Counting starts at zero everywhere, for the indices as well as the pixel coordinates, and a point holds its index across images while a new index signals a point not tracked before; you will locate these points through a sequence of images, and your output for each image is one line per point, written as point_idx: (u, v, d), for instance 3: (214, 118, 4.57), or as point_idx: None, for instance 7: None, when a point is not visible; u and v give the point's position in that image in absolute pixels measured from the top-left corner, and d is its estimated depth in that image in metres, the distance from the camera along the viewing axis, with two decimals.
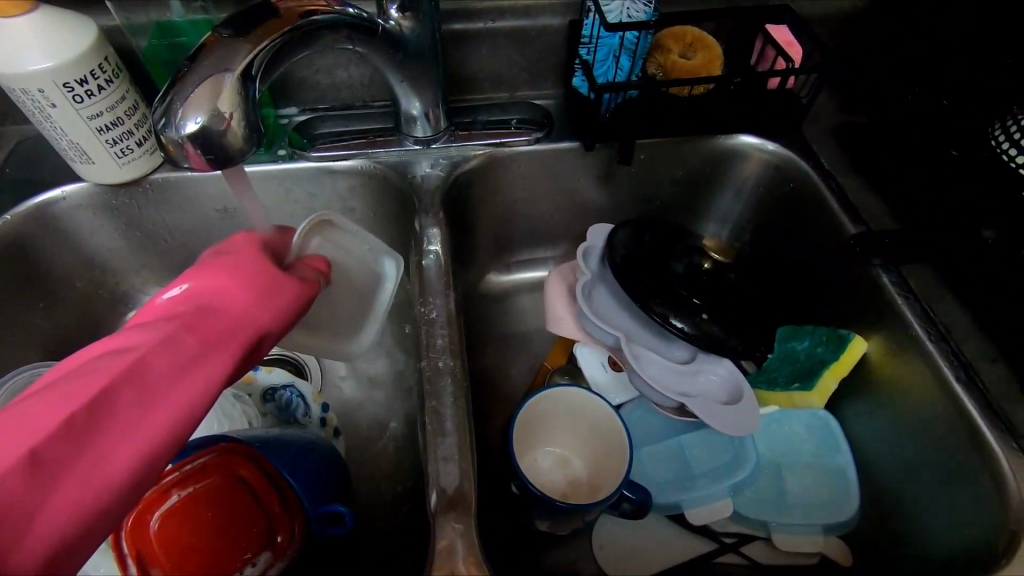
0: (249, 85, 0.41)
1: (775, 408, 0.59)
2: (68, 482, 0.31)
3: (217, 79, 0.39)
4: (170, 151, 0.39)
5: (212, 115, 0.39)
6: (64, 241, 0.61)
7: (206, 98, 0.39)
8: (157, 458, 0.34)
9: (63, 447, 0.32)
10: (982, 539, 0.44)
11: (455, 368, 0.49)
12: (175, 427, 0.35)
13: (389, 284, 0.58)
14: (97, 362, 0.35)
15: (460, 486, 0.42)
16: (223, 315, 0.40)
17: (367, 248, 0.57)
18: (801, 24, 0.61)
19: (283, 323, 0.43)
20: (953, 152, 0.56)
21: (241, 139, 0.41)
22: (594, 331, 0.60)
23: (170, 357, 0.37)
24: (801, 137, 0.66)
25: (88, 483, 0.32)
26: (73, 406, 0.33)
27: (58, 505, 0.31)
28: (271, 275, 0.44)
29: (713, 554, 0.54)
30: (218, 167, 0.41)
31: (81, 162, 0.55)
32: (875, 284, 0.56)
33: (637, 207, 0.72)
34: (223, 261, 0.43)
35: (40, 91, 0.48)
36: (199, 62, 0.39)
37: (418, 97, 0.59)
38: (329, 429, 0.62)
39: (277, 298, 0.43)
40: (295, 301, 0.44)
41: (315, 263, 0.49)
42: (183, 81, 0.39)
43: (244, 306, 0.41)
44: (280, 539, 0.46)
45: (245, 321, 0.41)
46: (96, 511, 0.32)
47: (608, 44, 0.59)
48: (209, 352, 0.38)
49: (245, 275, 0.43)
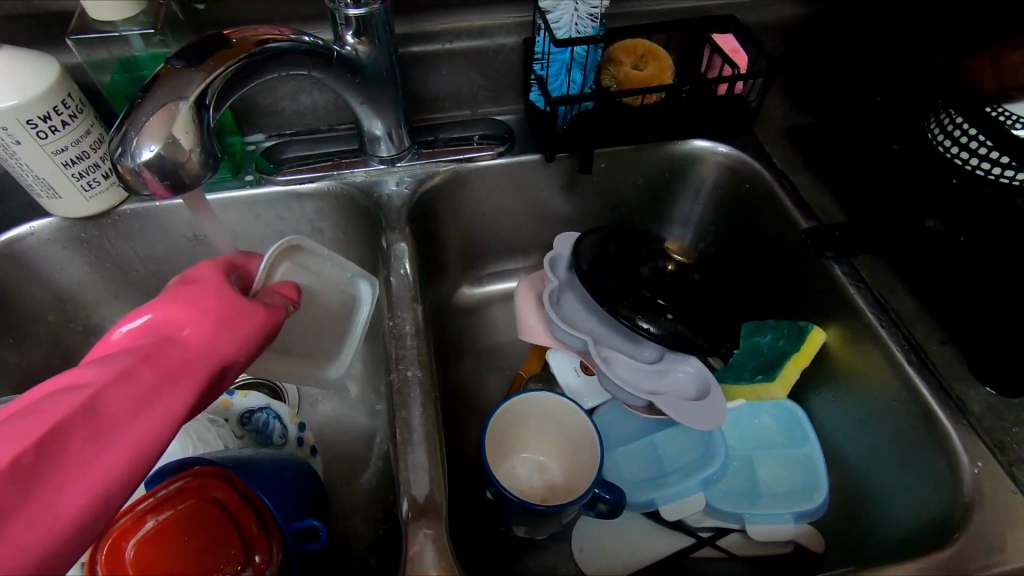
0: (204, 113, 0.42)
1: (742, 402, 0.60)
2: (18, 523, 0.32)
3: (172, 107, 0.40)
4: (127, 179, 0.40)
5: (166, 142, 0.40)
6: (34, 275, 0.62)
7: (160, 127, 0.40)
8: (113, 497, 0.35)
9: (11, 490, 0.32)
10: (941, 514, 0.46)
11: (423, 379, 0.50)
12: (131, 464, 0.36)
13: (366, 306, 0.59)
14: (49, 401, 0.35)
15: (431, 494, 0.43)
16: (184, 347, 0.41)
17: (343, 272, 0.58)
18: (744, 32, 0.63)
19: (246, 355, 0.44)
20: (894, 147, 0.58)
21: (197, 166, 0.42)
22: (564, 337, 0.61)
23: (127, 394, 0.37)
24: (753, 140, 0.69)
25: (37, 527, 0.32)
26: (24, 446, 0.33)
27: (7, 550, 0.31)
28: (235, 304, 0.44)
29: (690, 549, 0.55)
30: (177, 192, 0.43)
31: (48, 197, 0.56)
32: (829, 275, 0.58)
33: (602, 214, 0.74)
34: (185, 290, 0.44)
35: (3, 129, 0.49)
36: (153, 93, 0.40)
37: (378, 118, 0.61)
38: (306, 448, 0.61)
39: (241, 327, 0.44)
40: (260, 328, 0.45)
41: (284, 291, 0.50)
42: (137, 112, 0.40)
43: (206, 337, 0.42)
44: (258, 558, 0.46)
45: (207, 354, 0.42)
46: (46, 554, 0.33)
47: (559, 59, 0.61)
48: (168, 386, 0.39)
49: (207, 305, 0.43)
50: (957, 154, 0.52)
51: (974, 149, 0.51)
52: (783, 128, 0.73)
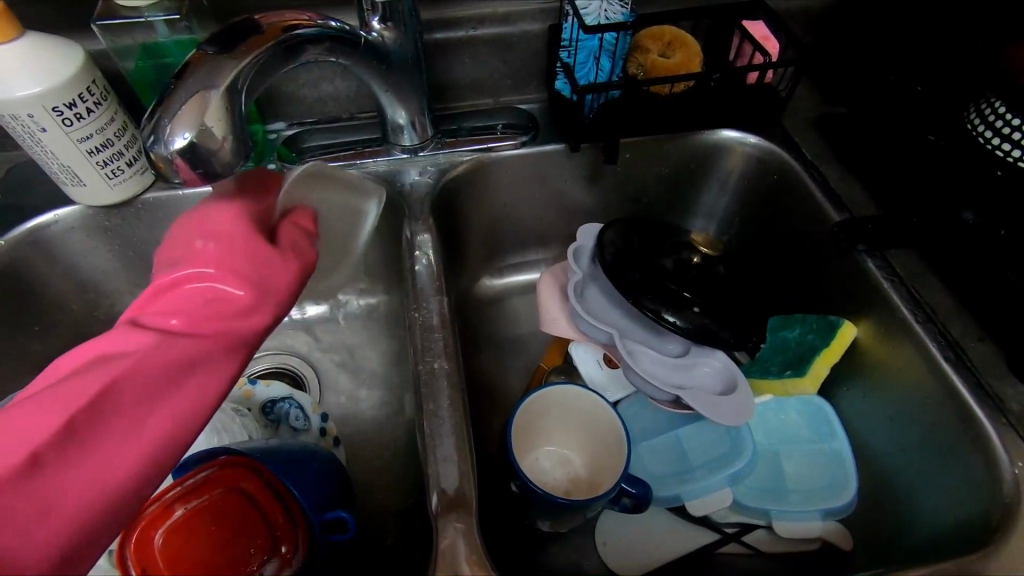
0: (235, 100, 0.41)
1: (770, 397, 0.60)
2: (70, 486, 0.33)
3: (203, 95, 0.39)
4: (159, 167, 0.39)
5: (199, 130, 0.39)
6: (58, 263, 0.62)
7: (193, 115, 0.38)
8: (161, 461, 0.36)
9: (61, 452, 0.34)
10: (980, 515, 0.45)
11: (450, 371, 0.49)
12: (178, 432, 0.37)
13: (369, 217, 0.60)
14: (91, 368, 0.37)
15: (460, 488, 0.42)
16: (224, 302, 0.43)
17: (349, 187, 0.59)
18: (776, 20, 0.62)
19: (281, 309, 0.46)
20: (930, 138, 0.56)
21: (230, 154, 0.41)
22: (588, 329, 0.61)
23: (167, 358, 0.39)
24: (781, 130, 0.68)
25: (88, 490, 0.34)
26: (69, 411, 0.34)
27: (63, 511, 0.33)
28: (262, 261, 0.46)
29: (715, 545, 0.55)
30: (208, 181, 0.41)
31: (72, 185, 0.56)
32: (861, 270, 0.57)
33: (625, 205, 0.73)
34: (212, 241, 0.45)
35: (29, 116, 0.49)
36: (185, 79, 0.39)
37: (402, 107, 0.60)
38: (328, 439, 0.60)
39: (274, 285, 0.46)
40: (290, 280, 0.47)
41: (302, 221, 0.52)
42: (169, 99, 0.39)
43: (242, 293, 0.44)
44: (284, 549, 0.47)
45: (247, 316, 0.43)
46: (102, 516, 0.34)
47: (588, 47, 0.59)
48: (212, 353, 0.41)
49: (238, 259, 0.45)
50: (997, 145, 0.50)
51: (997, 128, 0.50)
52: (812, 118, 0.71)
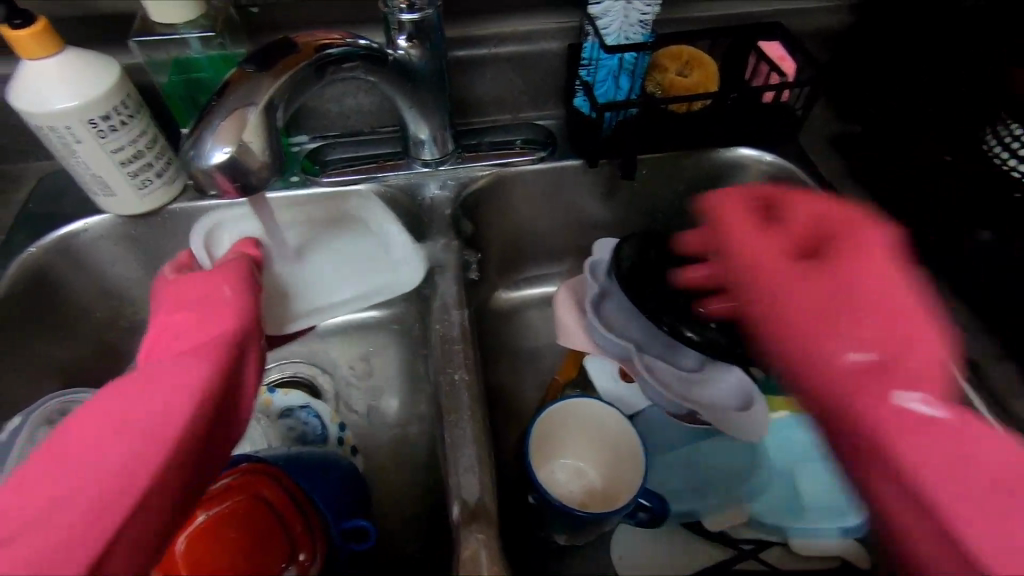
0: (272, 117, 0.42)
1: (788, 413, 0.59)
2: (67, 490, 0.37)
3: (241, 113, 0.40)
4: (198, 180, 0.40)
5: (236, 146, 0.40)
6: (87, 271, 0.63)
7: (231, 132, 0.40)
8: (151, 448, 0.39)
9: (58, 469, 0.38)
10: None
11: (471, 383, 0.50)
12: (165, 421, 0.41)
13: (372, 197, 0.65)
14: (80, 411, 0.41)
15: (482, 498, 0.43)
16: (187, 328, 0.47)
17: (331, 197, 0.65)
18: (791, 41, 0.63)
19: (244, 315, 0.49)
20: (947, 157, 0.58)
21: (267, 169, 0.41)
22: (605, 342, 0.62)
23: (144, 375, 0.43)
24: (797, 148, 0.68)
25: (87, 487, 0.37)
26: (60, 441, 0.39)
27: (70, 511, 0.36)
28: (212, 287, 0.50)
29: (732, 561, 0.55)
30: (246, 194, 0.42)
31: (103, 195, 0.58)
32: None
33: (641, 219, 0.74)
34: (170, 293, 0.50)
35: (66, 128, 0.51)
36: (226, 98, 0.41)
37: (425, 123, 0.61)
38: (347, 448, 0.61)
39: (228, 301, 0.49)
40: (241, 290, 0.50)
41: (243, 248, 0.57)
42: (210, 116, 0.40)
43: (199, 317, 0.48)
44: (303, 556, 0.49)
45: (210, 329, 0.47)
46: (107, 502, 0.37)
47: (608, 66, 0.61)
48: (185, 359, 0.44)
49: (187, 296, 0.49)
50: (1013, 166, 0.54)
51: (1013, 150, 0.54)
52: (827, 136, 0.72)
